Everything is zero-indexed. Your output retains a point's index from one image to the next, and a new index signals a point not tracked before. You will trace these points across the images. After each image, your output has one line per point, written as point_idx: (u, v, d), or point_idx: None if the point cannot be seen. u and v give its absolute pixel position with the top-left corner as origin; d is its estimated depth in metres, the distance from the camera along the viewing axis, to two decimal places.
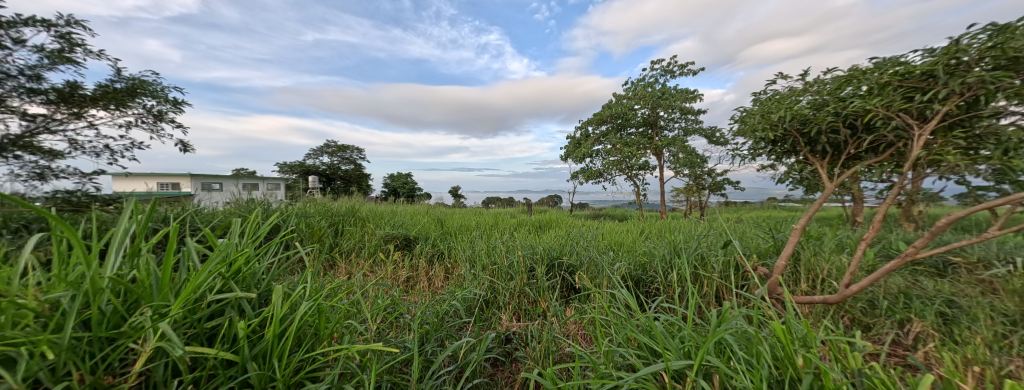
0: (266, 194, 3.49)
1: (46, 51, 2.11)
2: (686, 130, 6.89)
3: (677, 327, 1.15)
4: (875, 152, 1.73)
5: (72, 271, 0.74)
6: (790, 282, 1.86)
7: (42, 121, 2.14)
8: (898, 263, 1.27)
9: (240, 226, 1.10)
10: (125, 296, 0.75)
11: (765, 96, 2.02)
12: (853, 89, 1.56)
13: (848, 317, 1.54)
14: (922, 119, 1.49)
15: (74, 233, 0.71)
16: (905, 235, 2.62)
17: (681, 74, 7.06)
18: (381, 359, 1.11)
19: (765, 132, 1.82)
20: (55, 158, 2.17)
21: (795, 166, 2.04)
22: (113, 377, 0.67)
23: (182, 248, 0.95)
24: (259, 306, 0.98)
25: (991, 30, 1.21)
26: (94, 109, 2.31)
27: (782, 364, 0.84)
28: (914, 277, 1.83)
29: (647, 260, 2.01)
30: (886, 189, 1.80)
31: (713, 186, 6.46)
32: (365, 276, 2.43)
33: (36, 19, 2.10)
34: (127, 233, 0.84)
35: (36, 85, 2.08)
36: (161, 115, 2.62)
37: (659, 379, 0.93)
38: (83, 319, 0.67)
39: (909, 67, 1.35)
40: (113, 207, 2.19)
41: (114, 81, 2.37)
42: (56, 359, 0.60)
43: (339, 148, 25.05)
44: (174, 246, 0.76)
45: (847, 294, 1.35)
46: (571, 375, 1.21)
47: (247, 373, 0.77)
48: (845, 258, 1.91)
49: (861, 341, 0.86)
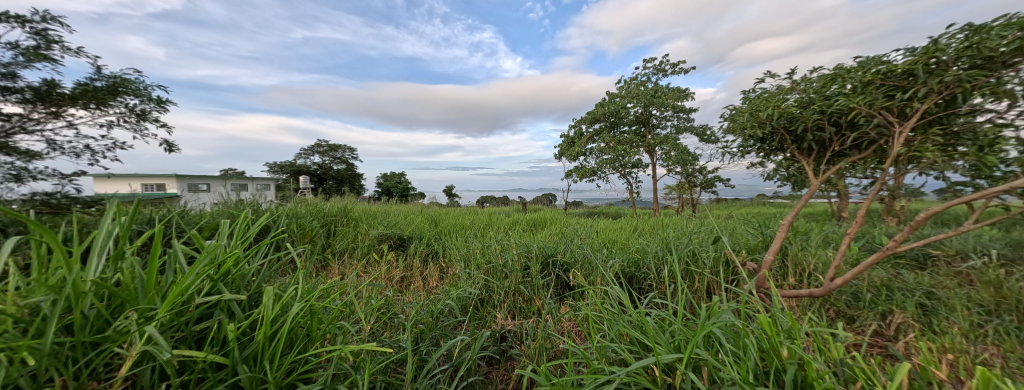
0: (255, 194, 3.41)
1: (21, 48, 2.04)
2: (678, 128, 6.97)
3: (668, 322, 1.17)
4: (858, 149, 1.77)
5: (54, 275, 0.72)
6: (778, 276, 1.90)
7: (17, 121, 2.07)
8: (881, 257, 1.29)
9: (229, 227, 1.07)
10: (109, 300, 0.73)
11: (754, 94, 2.07)
12: (838, 87, 1.59)
13: (833, 310, 1.59)
14: (903, 116, 1.53)
15: (53, 237, 0.69)
16: (886, 229, 2.71)
17: (673, 73, 7.13)
18: (375, 359, 1.11)
19: (754, 130, 1.86)
20: (32, 159, 2.10)
21: (782, 164, 2.09)
22: (98, 383, 0.66)
23: (168, 250, 0.92)
24: (250, 308, 0.97)
25: (967, 30, 1.25)
26: (73, 108, 2.24)
27: (767, 355, 0.86)
28: (896, 270, 1.89)
29: (640, 257, 2.04)
30: (870, 184, 1.85)
31: (705, 184, 6.54)
32: (359, 276, 2.43)
33: (9, 15, 2.02)
34: (110, 235, 0.82)
35: (11, 83, 2.01)
36: (143, 114, 2.56)
37: (649, 372, 0.95)
38: (65, 323, 0.65)
39: (891, 66, 1.39)
40: (94, 209, 2.13)
41: (94, 79, 2.30)
42: (37, 365, 0.59)
43: (332, 147, 24.75)
44: (159, 250, 0.74)
45: (832, 287, 1.37)
46: (565, 371, 1.24)
47: (237, 375, 0.76)
48: (830, 252, 1.97)
49: (845, 333, 0.87)
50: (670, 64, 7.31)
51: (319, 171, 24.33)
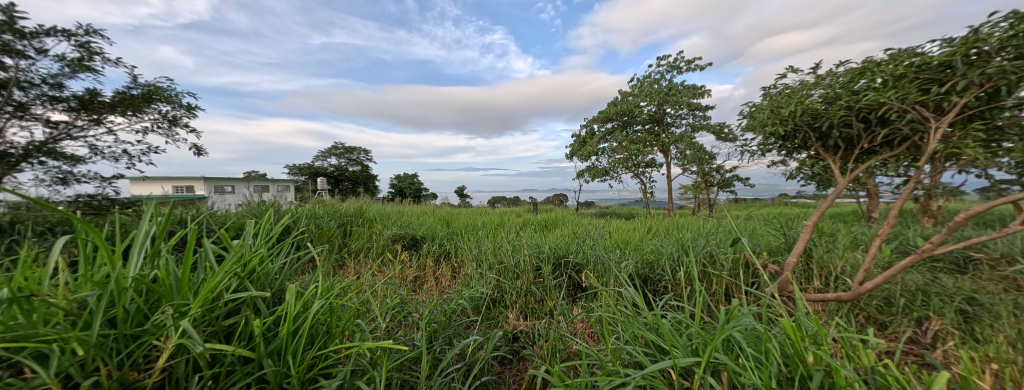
0: (276, 195, 3.54)
1: (67, 60, 2.19)
2: (694, 126, 6.81)
3: (685, 325, 1.14)
4: (890, 146, 1.68)
5: (98, 272, 0.77)
6: (802, 279, 1.83)
7: (64, 128, 2.23)
8: (915, 259, 1.22)
9: (254, 227, 1.12)
10: (147, 295, 0.77)
11: (775, 90, 2.00)
12: (867, 82, 1.52)
13: (863, 316, 1.52)
14: (939, 111, 1.45)
15: (98, 236, 0.74)
16: (921, 230, 2.56)
17: (687, 70, 6.97)
18: (391, 357, 1.13)
19: (775, 127, 1.80)
20: (76, 163, 2.25)
21: (806, 162, 2.01)
22: (138, 373, 0.70)
23: (199, 249, 0.96)
24: (273, 305, 1.02)
25: (1012, 18, 1.17)
26: (112, 116, 2.39)
27: (791, 361, 0.83)
28: (933, 274, 1.78)
29: (654, 259, 2.00)
30: (902, 183, 1.75)
31: (722, 183, 6.34)
32: (374, 275, 2.48)
33: (56, 29, 2.18)
34: (147, 235, 0.87)
35: (58, 93, 2.16)
36: (175, 120, 2.70)
37: (666, 376, 0.93)
38: (109, 316, 0.70)
39: (925, 58, 1.32)
40: (131, 210, 2.26)
41: (131, 88, 2.45)
42: (85, 355, 0.63)
43: (347, 149, 25.40)
44: (191, 248, 0.78)
45: (861, 291, 1.30)
46: (578, 373, 1.24)
47: (263, 369, 0.80)
48: (860, 254, 1.88)
49: (875, 338, 0.83)
50: (685, 61, 7.15)
51: (336, 172, 25.00)
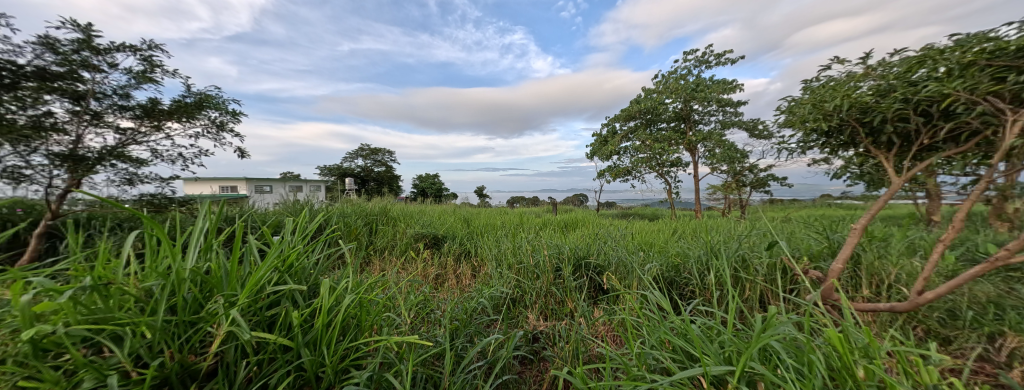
0: (310, 194, 3.74)
1: (133, 73, 2.44)
2: (724, 123, 6.49)
3: (716, 331, 1.09)
4: (955, 142, 1.52)
5: (161, 263, 0.85)
6: (848, 287, 1.69)
7: (131, 134, 2.48)
8: (986, 268, 1.09)
9: (292, 224, 1.19)
10: (202, 285, 0.85)
11: (817, 83, 1.86)
12: (928, 71, 1.39)
13: (922, 329, 1.38)
14: (1016, 102, 1.29)
15: (161, 231, 0.82)
16: (992, 235, 2.29)
17: (717, 64, 6.66)
18: (416, 351, 1.16)
19: (818, 123, 1.67)
20: (140, 165, 2.49)
21: (853, 160, 1.86)
22: (195, 356, 0.77)
23: (245, 244, 1.04)
24: (309, 298, 1.08)
25: None
26: (171, 122, 2.63)
27: (837, 375, 0.77)
28: (1007, 284, 1.59)
29: (680, 262, 1.93)
30: (970, 183, 1.58)
31: (756, 183, 5.99)
32: (397, 272, 2.57)
33: (125, 45, 2.43)
34: (202, 230, 0.95)
35: (126, 102, 2.41)
36: (222, 125, 2.92)
37: (696, 384, 0.90)
38: (170, 304, 0.77)
39: (1001, 43, 1.18)
40: (185, 208, 2.48)
41: (185, 96, 2.68)
42: (152, 338, 0.70)
43: (373, 151, 26.38)
44: (240, 244, 0.85)
45: (919, 302, 1.18)
46: (601, 376, 1.22)
47: (301, 357, 0.85)
48: (917, 261, 1.71)
49: (937, 353, 0.75)
50: (714, 55, 6.83)
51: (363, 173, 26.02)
